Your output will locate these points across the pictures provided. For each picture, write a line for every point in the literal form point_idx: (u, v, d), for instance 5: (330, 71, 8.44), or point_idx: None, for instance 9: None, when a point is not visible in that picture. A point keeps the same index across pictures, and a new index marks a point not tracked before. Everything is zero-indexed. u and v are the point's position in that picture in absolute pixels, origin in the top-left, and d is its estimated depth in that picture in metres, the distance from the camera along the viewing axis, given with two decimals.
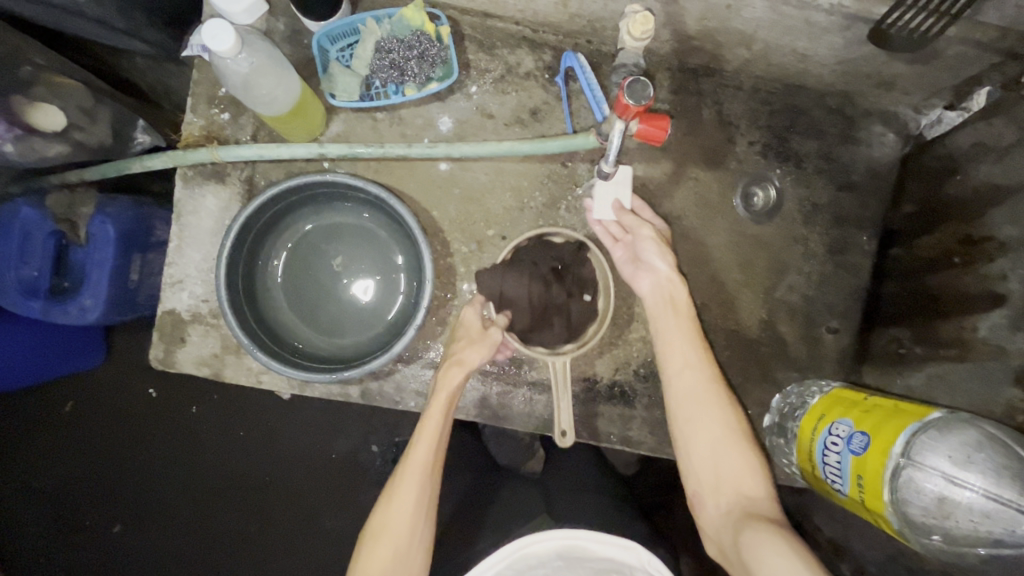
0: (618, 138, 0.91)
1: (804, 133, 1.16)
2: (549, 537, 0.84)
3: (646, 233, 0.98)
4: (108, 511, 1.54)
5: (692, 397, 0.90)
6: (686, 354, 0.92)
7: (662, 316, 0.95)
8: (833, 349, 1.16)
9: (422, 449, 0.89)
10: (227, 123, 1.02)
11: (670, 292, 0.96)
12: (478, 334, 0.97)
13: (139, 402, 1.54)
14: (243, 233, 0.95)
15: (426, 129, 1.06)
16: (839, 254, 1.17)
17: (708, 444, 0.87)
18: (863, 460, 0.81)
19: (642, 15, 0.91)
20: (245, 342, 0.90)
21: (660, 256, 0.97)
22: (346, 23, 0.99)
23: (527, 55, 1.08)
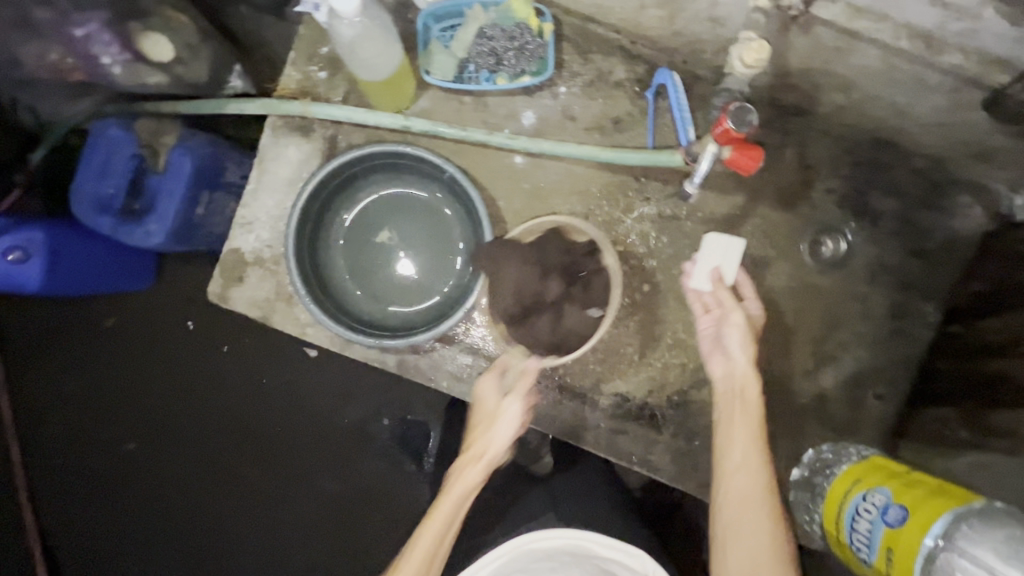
0: (707, 161, 0.93)
1: (884, 191, 1.13)
2: (557, 536, 0.84)
3: (736, 320, 0.99)
4: (130, 427, 1.60)
5: (744, 501, 0.86)
6: (746, 455, 0.90)
7: (727, 412, 0.95)
8: (875, 415, 1.13)
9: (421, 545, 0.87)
10: (322, 81, 1.05)
11: (741, 386, 0.96)
12: (494, 408, 0.97)
13: (176, 331, 1.60)
14: (322, 189, 1.00)
15: (509, 120, 1.07)
16: (899, 320, 1.14)
17: (747, 553, 0.82)
18: (897, 533, 0.79)
19: (760, 43, 0.89)
20: (300, 291, 0.94)
21: (745, 347, 0.98)
22: (454, 4, 1.01)
23: (620, 64, 1.08)
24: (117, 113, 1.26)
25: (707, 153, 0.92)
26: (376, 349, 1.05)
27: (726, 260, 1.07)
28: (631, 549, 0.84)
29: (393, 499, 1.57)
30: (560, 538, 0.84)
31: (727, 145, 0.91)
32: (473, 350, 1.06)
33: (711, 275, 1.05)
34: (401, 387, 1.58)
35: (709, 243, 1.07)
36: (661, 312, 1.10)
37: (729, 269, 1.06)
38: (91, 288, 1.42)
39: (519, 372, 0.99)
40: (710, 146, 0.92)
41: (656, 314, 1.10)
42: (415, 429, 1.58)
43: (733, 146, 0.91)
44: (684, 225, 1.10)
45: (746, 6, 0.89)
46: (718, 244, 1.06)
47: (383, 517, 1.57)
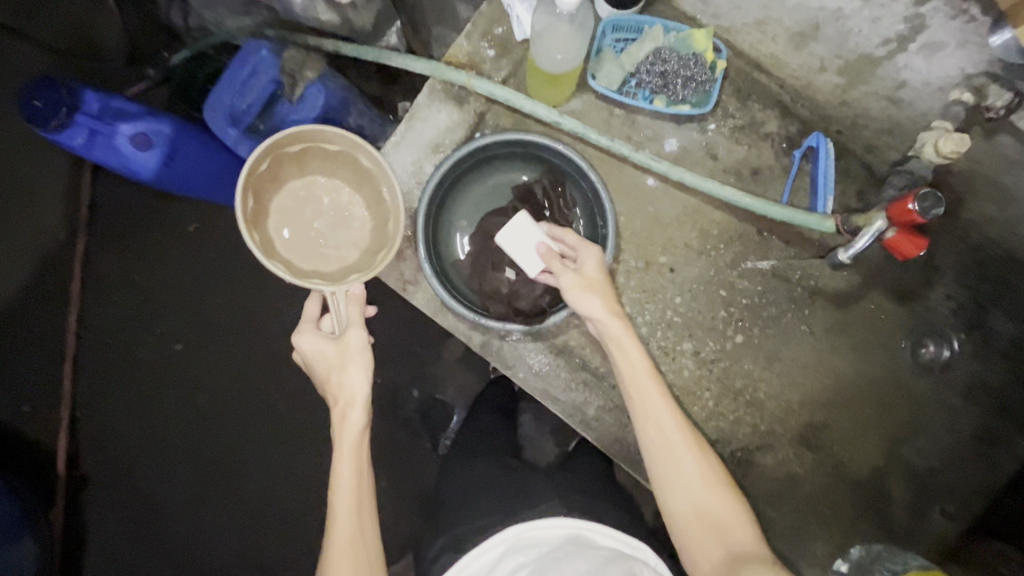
0: (868, 236, 0.93)
1: (1003, 310, 1.11)
2: (559, 526, 0.81)
3: (567, 282, 0.93)
4: (176, 329, 1.51)
5: (666, 449, 0.86)
6: (646, 403, 0.89)
7: (627, 378, 0.91)
8: (934, 530, 1.10)
9: (343, 496, 0.84)
10: (489, 59, 1.08)
11: (619, 347, 0.92)
12: (340, 354, 0.88)
13: (248, 253, 1.53)
14: (467, 160, 1.05)
15: (653, 141, 1.09)
16: (984, 442, 1.11)
17: (687, 493, 0.84)
18: None
19: (961, 136, 0.86)
20: (423, 256, 1.00)
21: (590, 299, 0.93)
22: (637, 20, 1.04)
23: (775, 118, 1.09)
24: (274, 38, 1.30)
25: (872, 229, 0.92)
26: (467, 324, 1.06)
27: (527, 239, 0.99)
28: (634, 542, 0.81)
29: (400, 472, 1.51)
30: (563, 528, 0.82)
31: (893, 225, 0.90)
32: (549, 347, 1.09)
33: (542, 252, 0.95)
34: (440, 365, 1.52)
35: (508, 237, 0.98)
36: (747, 367, 1.09)
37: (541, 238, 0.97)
38: (188, 191, 1.36)
39: (343, 299, 0.88)
40: (878, 223, 0.91)
41: (742, 367, 1.09)
42: (440, 410, 1.52)
43: (898, 228, 0.90)
44: (793, 288, 1.10)
45: (943, 96, 0.89)
46: (514, 237, 0.98)
47: (390, 487, 1.50)
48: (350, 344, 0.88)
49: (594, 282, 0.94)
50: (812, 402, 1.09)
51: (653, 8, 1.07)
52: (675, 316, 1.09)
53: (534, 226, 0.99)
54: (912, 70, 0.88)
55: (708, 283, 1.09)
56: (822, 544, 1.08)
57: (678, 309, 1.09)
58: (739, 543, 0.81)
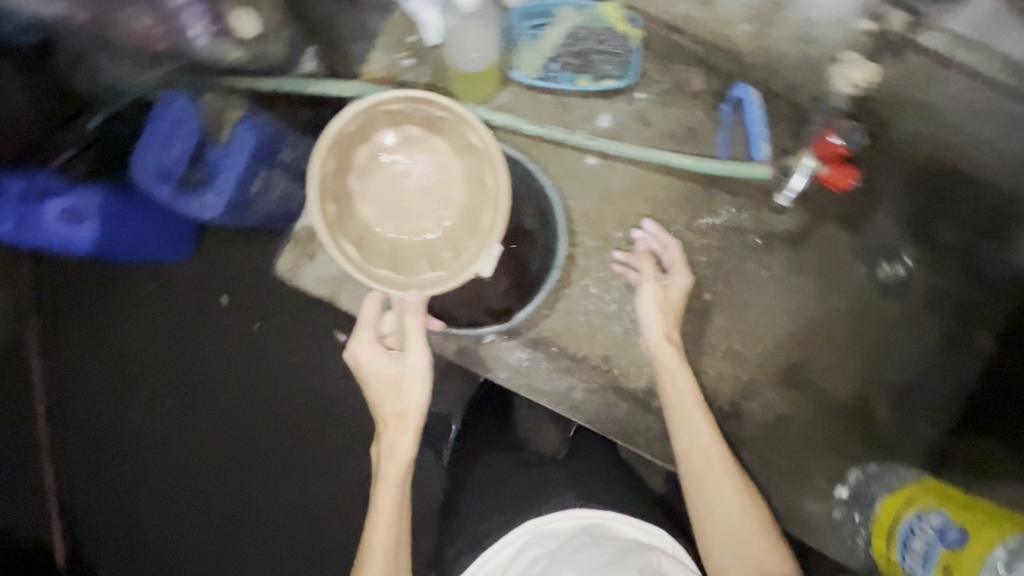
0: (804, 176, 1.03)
1: (951, 220, 1.13)
2: (576, 517, 0.83)
3: (648, 291, 0.97)
4: (153, 399, 1.39)
5: (708, 480, 0.87)
6: (694, 431, 0.91)
7: (676, 405, 0.93)
8: (922, 439, 1.13)
9: (381, 536, 0.87)
10: (407, 69, 1.07)
11: (670, 372, 0.95)
12: (399, 373, 0.89)
13: (210, 306, 1.39)
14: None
15: (586, 121, 1.09)
16: (954, 347, 1.14)
17: (727, 528, 0.83)
18: (958, 552, 0.80)
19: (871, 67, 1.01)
20: None
21: (657, 315, 0.97)
22: (547, 4, 1.05)
23: (700, 75, 1.10)
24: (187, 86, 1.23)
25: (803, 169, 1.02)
26: (439, 336, 1.06)
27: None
28: (650, 528, 0.83)
29: None
30: (580, 518, 0.83)
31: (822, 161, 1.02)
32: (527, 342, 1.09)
33: (639, 249, 1.04)
34: None
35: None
36: (718, 321, 1.11)
37: None
38: (135, 256, 1.30)
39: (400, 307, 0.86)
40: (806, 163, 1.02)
41: (714, 323, 1.11)
42: None
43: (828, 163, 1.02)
44: (747, 237, 1.12)
45: None
46: None
47: None
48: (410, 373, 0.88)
49: (671, 302, 0.98)
50: (786, 343, 1.12)
51: None
52: None
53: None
54: (818, 7, 0.96)
55: None
56: (821, 476, 1.11)
57: None
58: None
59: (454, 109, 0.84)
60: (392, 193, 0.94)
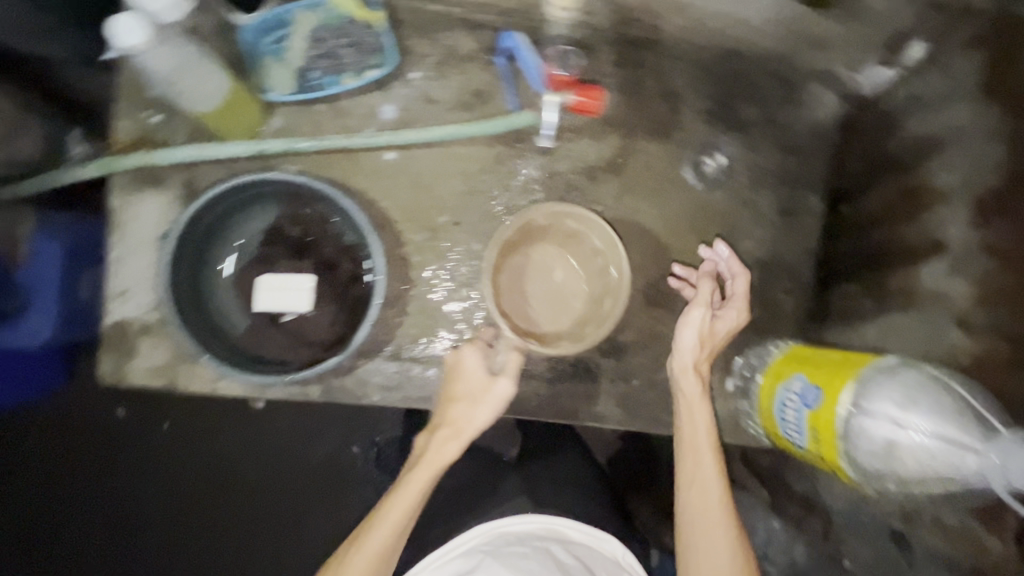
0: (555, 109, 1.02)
1: (746, 99, 1.18)
2: (529, 522, 0.87)
3: (694, 316, 0.95)
4: (84, 534, 1.28)
5: (700, 502, 0.87)
6: (700, 447, 0.90)
7: (687, 436, 0.92)
8: (789, 309, 1.18)
9: (384, 529, 0.81)
10: (160, 125, 0.99)
11: (689, 401, 0.94)
12: (483, 387, 0.90)
13: (109, 426, 1.28)
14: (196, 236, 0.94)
15: (369, 118, 1.04)
16: (788, 216, 1.19)
17: (705, 556, 0.84)
18: (816, 411, 0.83)
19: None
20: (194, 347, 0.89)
21: (688, 328, 0.95)
22: (276, 15, 0.98)
23: (466, 37, 1.07)
24: None
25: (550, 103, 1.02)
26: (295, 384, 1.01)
27: (291, 291, 0.99)
28: (601, 534, 0.90)
29: None
30: (534, 522, 0.88)
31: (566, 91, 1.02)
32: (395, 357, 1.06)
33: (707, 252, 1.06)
34: None
35: (268, 284, 0.99)
36: (570, 268, 1.11)
37: (285, 279, 0.99)
38: None
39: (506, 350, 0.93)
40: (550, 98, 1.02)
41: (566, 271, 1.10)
42: None
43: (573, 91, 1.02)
44: (569, 179, 1.11)
45: None
46: (265, 287, 0.99)
47: None
48: (500, 403, 0.88)
49: (711, 326, 0.96)
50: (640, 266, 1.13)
51: None
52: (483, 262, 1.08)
53: (298, 278, 0.99)
54: None
55: (494, 217, 1.09)
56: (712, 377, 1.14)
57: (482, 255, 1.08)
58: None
59: (588, 219, 0.99)
60: (547, 283, 1.05)
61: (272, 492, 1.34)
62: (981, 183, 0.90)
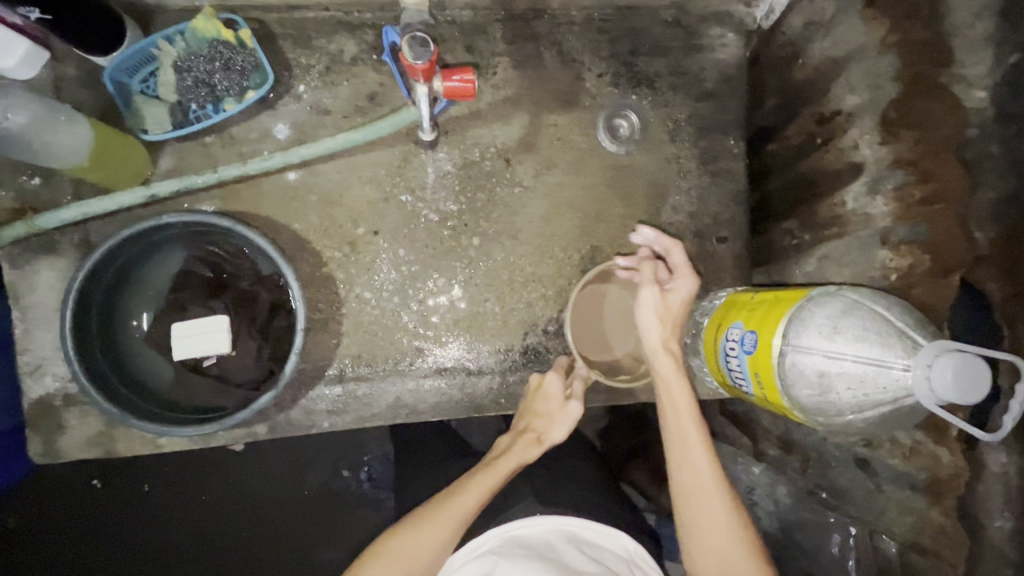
0: (425, 102, 0.90)
1: (648, 53, 1.15)
2: (543, 524, 0.85)
3: (648, 296, 0.88)
4: None
5: (695, 495, 0.83)
6: (687, 440, 0.85)
7: (670, 419, 0.87)
8: (728, 257, 1.17)
9: (471, 502, 0.87)
10: (40, 188, 0.93)
11: (669, 389, 0.87)
12: (559, 409, 0.99)
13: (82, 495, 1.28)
14: (100, 294, 0.90)
15: (264, 140, 1.00)
16: (712, 163, 1.17)
17: (711, 547, 0.82)
18: (756, 356, 0.82)
19: None
20: (114, 413, 0.84)
21: (653, 323, 0.88)
22: (134, 51, 0.91)
23: (347, 39, 1.03)
24: None
25: (421, 96, 0.89)
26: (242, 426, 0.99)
27: (206, 334, 0.91)
28: (612, 531, 0.87)
29: None
30: (547, 524, 0.86)
31: (433, 79, 0.86)
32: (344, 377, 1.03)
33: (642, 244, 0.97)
34: None
35: (182, 332, 0.92)
36: (501, 256, 1.08)
37: (200, 325, 0.91)
38: None
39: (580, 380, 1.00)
40: (421, 90, 0.88)
41: (498, 260, 1.08)
42: None
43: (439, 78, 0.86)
44: (484, 165, 1.08)
45: None
46: (181, 336, 0.91)
47: None
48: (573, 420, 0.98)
49: (667, 307, 0.90)
50: (573, 240, 1.11)
51: (154, 26, 0.96)
52: (411, 267, 1.06)
53: (214, 320, 0.91)
54: None
55: (413, 219, 1.06)
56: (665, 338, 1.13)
57: (409, 259, 1.06)
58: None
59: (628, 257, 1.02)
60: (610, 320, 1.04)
61: (273, 533, 1.32)
62: (882, 99, 0.89)
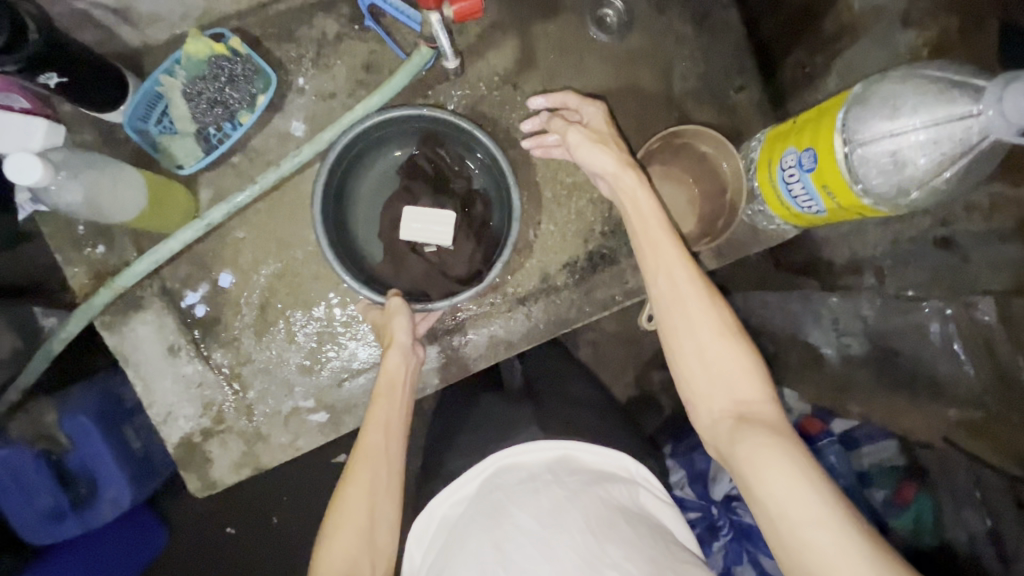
0: (442, 31, 0.91)
1: None
2: (540, 449, 0.86)
3: (575, 137, 0.92)
4: None
5: (673, 305, 0.81)
6: (662, 255, 0.83)
7: (639, 229, 0.85)
8: (749, 106, 1.18)
9: (390, 415, 0.86)
10: (107, 254, 0.98)
11: (632, 198, 0.87)
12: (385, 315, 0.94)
13: (223, 542, 1.51)
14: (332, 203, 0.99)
15: (285, 143, 1.02)
16: (704, 21, 1.18)
17: (697, 352, 0.78)
18: (819, 170, 0.85)
19: None
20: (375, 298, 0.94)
21: (601, 155, 0.90)
22: (143, 94, 0.94)
23: (327, 19, 1.03)
24: (71, 406, 1.16)
25: (437, 24, 0.90)
26: (365, 406, 1.05)
27: (436, 225, 1.01)
28: (615, 453, 0.88)
29: None
30: (544, 450, 0.86)
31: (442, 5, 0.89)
32: (353, 366, 1.05)
33: (540, 103, 1.02)
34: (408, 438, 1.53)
35: (414, 216, 1.01)
36: (538, 178, 1.11)
37: (426, 212, 1.01)
38: None
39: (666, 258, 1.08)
40: (433, 17, 0.89)
41: (537, 181, 1.11)
42: None
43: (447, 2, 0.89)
44: (494, 96, 1.11)
45: None
46: (414, 221, 1.01)
47: None
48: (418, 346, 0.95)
49: (599, 134, 0.94)
50: None
51: (147, 68, 0.98)
52: None
53: (441, 215, 1.01)
54: None
55: None
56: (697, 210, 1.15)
57: None
58: (751, 405, 0.74)
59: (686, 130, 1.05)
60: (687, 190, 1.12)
61: None
62: None
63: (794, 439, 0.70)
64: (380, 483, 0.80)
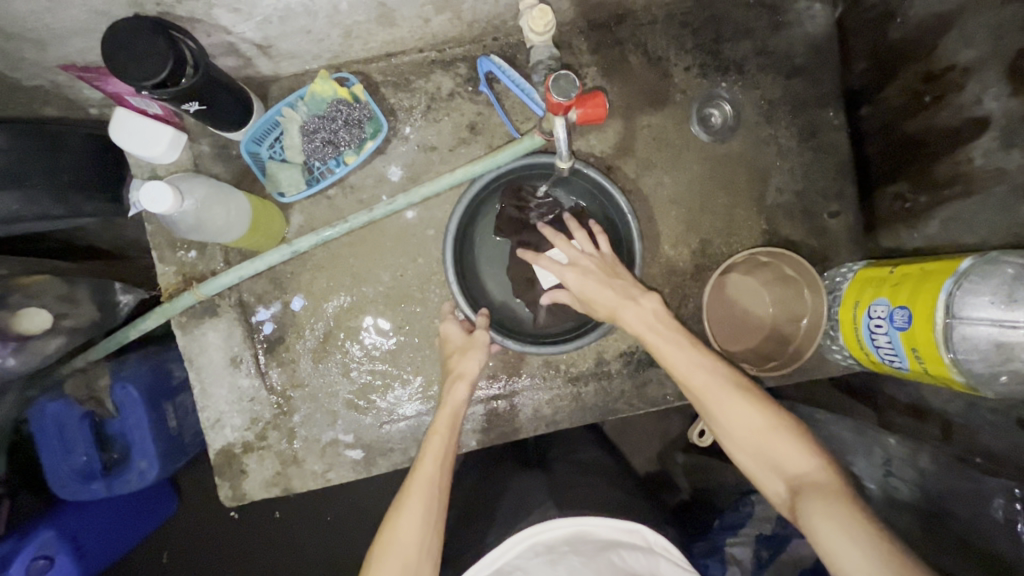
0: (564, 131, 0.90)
1: (734, 38, 1.14)
2: (563, 523, 0.80)
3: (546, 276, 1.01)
4: None
5: (703, 399, 0.84)
6: (680, 357, 0.87)
7: (655, 336, 0.89)
8: (840, 232, 1.16)
9: (434, 449, 0.86)
10: (197, 259, 1.03)
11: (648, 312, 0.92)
12: (466, 340, 0.98)
13: (227, 525, 1.53)
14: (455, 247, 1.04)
15: (381, 185, 1.06)
16: (811, 139, 1.16)
17: (738, 436, 0.81)
18: (912, 331, 0.82)
19: (539, 10, 0.90)
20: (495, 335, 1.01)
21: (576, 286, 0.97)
22: (265, 122, 1.00)
23: (444, 76, 1.07)
24: (125, 373, 1.18)
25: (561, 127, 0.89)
26: (399, 452, 1.06)
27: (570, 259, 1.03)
28: (631, 523, 0.81)
29: None
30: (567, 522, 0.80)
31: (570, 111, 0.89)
32: (397, 411, 1.07)
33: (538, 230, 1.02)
34: None
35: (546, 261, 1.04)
36: None
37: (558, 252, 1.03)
38: (111, 555, 1.32)
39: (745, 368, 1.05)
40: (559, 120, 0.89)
41: None
42: None
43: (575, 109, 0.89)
44: None
45: None
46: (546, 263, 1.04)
47: None
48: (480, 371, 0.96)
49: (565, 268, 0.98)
50: (681, 236, 1.14)
51: (272, 97, 1.04)
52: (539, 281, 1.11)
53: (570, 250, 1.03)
54: None
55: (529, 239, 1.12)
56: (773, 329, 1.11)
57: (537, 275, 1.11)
58: (801, 476, 0.76)
59: (777, 251, 1.04)
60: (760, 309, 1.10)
61: None
62: (1002, 49, 0.82)
63: (856, 502, 0.71)
64: (430, 520, 0.80)
